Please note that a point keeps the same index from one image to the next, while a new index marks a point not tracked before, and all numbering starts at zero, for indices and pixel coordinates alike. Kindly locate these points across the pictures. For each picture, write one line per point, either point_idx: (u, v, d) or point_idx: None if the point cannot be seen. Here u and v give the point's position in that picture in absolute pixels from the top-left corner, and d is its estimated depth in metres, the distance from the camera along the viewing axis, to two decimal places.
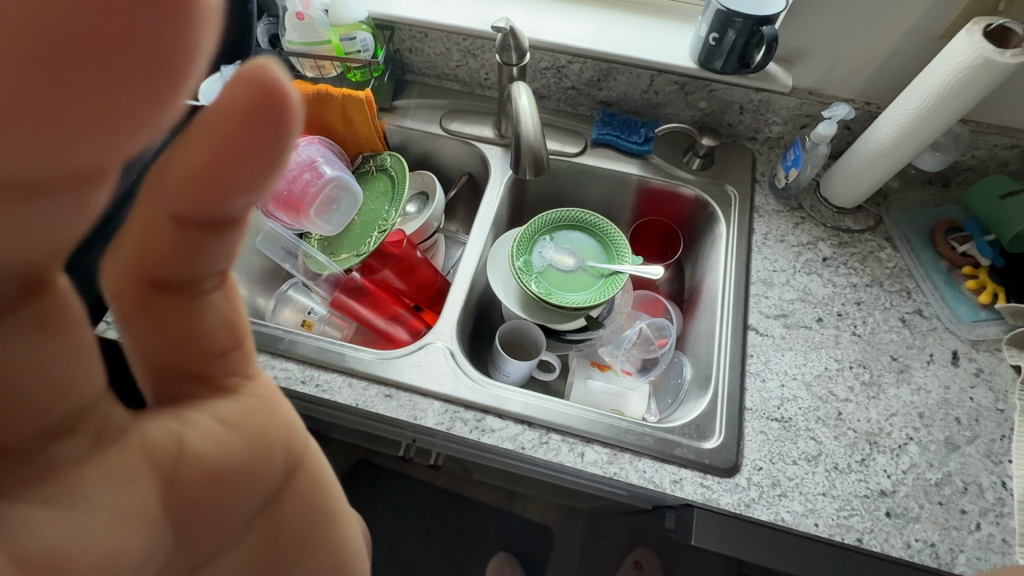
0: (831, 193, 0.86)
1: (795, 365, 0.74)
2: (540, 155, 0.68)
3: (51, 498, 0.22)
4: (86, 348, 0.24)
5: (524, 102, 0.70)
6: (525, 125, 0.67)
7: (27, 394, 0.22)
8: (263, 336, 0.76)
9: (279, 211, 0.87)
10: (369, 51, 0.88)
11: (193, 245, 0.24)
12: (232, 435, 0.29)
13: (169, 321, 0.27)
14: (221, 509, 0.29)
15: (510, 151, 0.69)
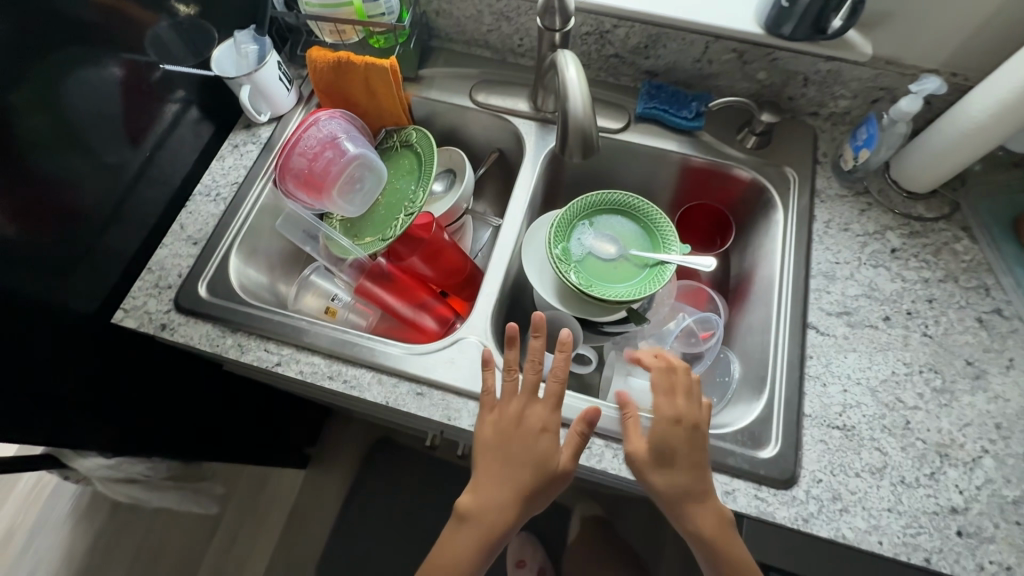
0: (903, 176, 0.78)
1: (859, 368, 0.68)
2: (590, 136, 0.62)
3: None
4: None
5: (571, 75, 0.63)
6: (574, 101, 0.61)
7: None
8: (287, 327, 0.71)
9: (298, 189, 0.82)
10: (394, 14, 0.81)
11: None
12: None
13: None
14: None
15: (557, 132, 0.63)
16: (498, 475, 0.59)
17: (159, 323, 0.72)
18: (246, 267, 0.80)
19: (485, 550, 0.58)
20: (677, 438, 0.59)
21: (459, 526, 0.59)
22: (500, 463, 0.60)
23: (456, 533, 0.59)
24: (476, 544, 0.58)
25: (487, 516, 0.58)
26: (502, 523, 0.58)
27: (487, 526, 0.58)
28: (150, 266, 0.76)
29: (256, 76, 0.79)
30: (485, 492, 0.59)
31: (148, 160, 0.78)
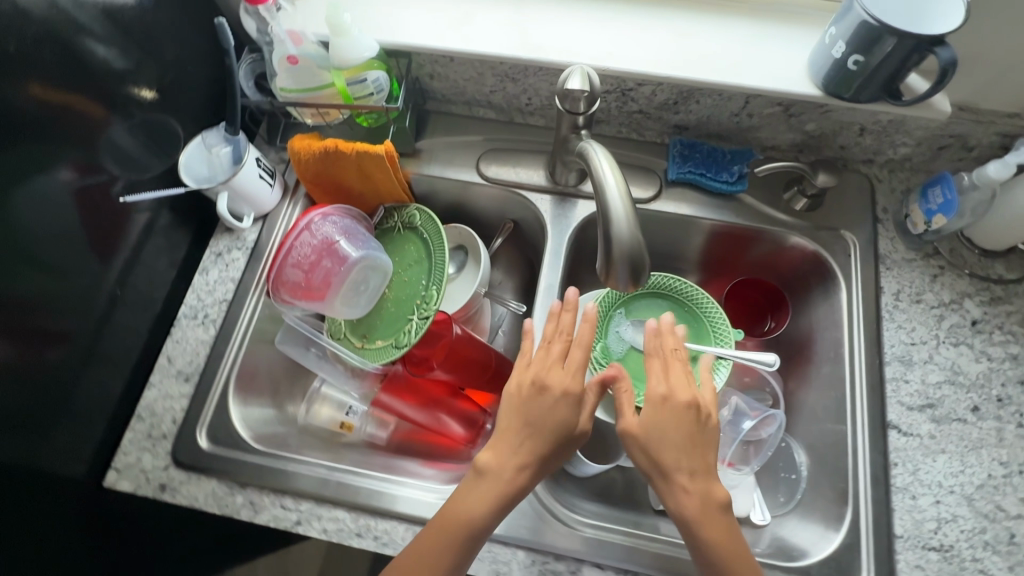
0: (978, 234, 0.69)
1: (951, 474, 0.61)
2: (640, 268, 0.52)
3: None
4: None
5: (611, 181, 0.54)
6: (620, 230, 0.51)
7: None
8: (303, 479, 0.64)
9: (296, 299, 0.71)
10: (383, 92, 0.68)
11: None
12: None
13: None
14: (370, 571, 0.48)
15: (599, 256, 0.54)
16: (518, 436, 0.54)
17: (158, 484, 0.64)
18: (248, 402, 0.71)
19: (498, 510, 0.52)
20: (669, 422, 0.55)
21: (475, 478, 0.53)
22: (520, 425, 0.55)
23: (470, 488, 0.53)
24: (490, 500, 0.52)
25: (503, 473, 0.53)
26: (516, 487, 0.53)
27: (501, 487, 0.52)
28: (139, 414, 0.69)
29: (234, 182, 0.69)
30: (503, 450, 0.54)
31: (123, 291, 0.68)
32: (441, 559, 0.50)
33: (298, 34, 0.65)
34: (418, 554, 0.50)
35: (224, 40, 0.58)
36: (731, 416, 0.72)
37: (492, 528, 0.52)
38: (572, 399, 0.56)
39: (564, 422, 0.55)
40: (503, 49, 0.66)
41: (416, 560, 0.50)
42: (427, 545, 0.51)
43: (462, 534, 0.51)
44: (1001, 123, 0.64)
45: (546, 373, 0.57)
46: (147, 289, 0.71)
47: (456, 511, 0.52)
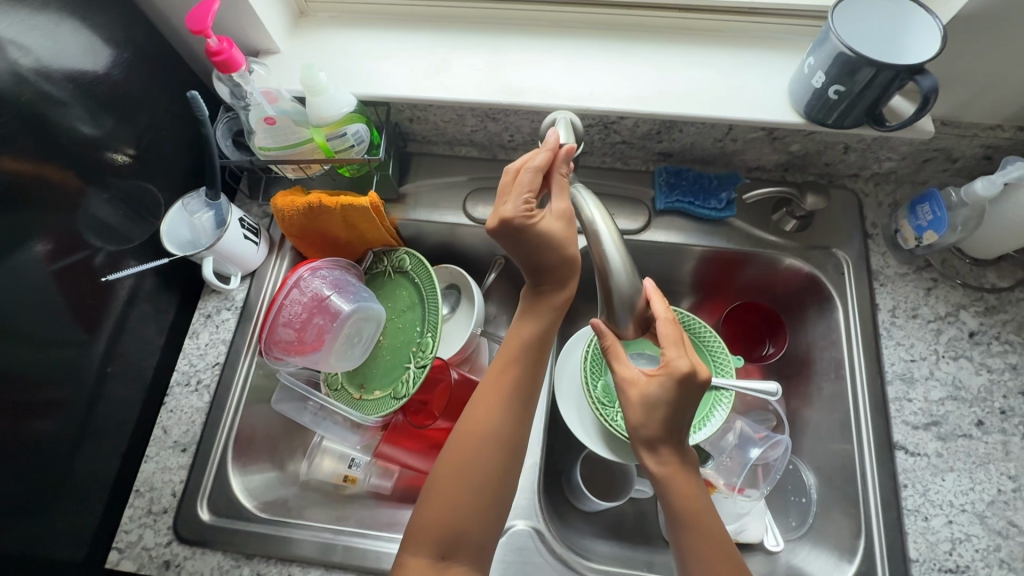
0: (968, 245, 0.69)
1: (961, 492, 0.60)
2: (639, 316, 0.52)
3: (425, 520, 0.52)
4: (426, 529, 0.51)
5: (595, 215, 0.52)
6: (621, 285, 0.49)
7: (425, 511, 0.52)
8: (310, 544, 0.63)
9: (290, 356, 0.69)
10: (364, 143, 0.67)
11: (432, 519, 0.52)
12: (432, 495, 0.53)
13: (422, 512, 0.53)
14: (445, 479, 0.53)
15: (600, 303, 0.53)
16: (518, 357, 0.58)
17: (162, 562, 0.63)
18: (247, 468, 0.70)
19: (514, 420, 0.56)
20: (657, 393, 0.51)
21: (485, 394, 0.57)
22: (519, 345, 0.59)
23: (482, 406, 0.56)
24: (503, 413, 0.56)
25: (511, 387, 0.57)
26: (523, 400, 0.57)
27: (511, 399, 0.56)
28: (137, 488, 0.67)
29: (219, 246, 0.68)
30: (507, 370, 0.58)
31: (111, 364, 0.66)
32: (468, 475, 0.53)
33: (271, 92, 0.64)
34: (442, 473, 0.54)
35: (198, 111, 0.57)
36: (737, 441, 0.71)
37: (511, 437, 0.55)
38: (553, 233, 0.54)
39: (528, 221, 0.53)
40: (482, 96, 0.66)
41: (441, 479, 0.54)
42: (450, 463, 0.54)
43: (481, 448, 0.54)
44: (984, 136, 0.65)
45: (516, 192, 0.53)
46: (136, 358, 0.69)
47: (472, 427, 0.55)
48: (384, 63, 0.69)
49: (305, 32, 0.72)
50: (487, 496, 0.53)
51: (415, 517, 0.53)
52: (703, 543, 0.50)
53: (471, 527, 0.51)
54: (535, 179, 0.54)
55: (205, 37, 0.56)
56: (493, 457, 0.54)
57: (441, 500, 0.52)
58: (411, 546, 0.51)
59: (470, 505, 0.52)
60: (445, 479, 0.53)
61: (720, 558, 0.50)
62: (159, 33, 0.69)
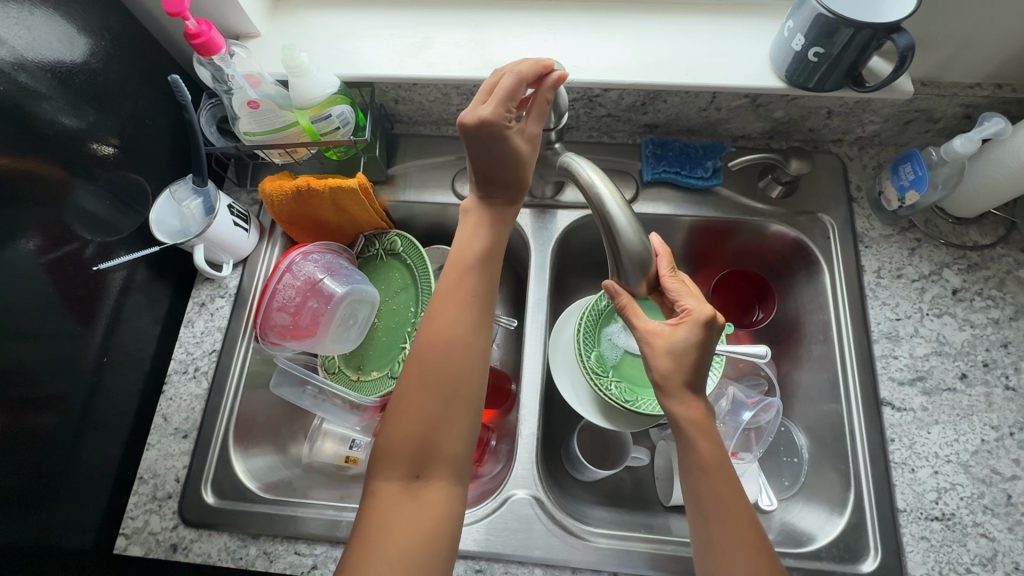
0: (950, 204, 0.71)
1: (946, 443, 0.62)
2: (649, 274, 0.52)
3: (393, 442, 0.52)
4: (395, 453, 0.51)
5: (596, 179, 0.53)
6: (632, 242, 0.49)
7: (393, 435, 0.52)
8: (315, 522, 0.64)
9: (287, 341, 0.70)
10: (350, 125, 0.67)
11: (399, 441, 0.52)
12: (398, 417, 0.53)
13: (388, 436, 0.52)
14: (409, 401, 0.53)
15: (609, 262, 0.53)
16: (472, 266, 0.58)
17: (169, 544, 0.64)
18: (249, 452, 0.71)
19: (473, 332, 0.56)
20: (684, 338, 0.51)
21: (442, 308, 0.56)
22: (470, 259, 0.59)
23: (440, 320, 0.56)
24: (461, 325, 0.56)
25: (468, 301, 0.57)
26: (481, 311, 0.57)
27: (467, 311, 0.56)
28: (141, 475, 0.68)
29: (208, 233, 0.68)
30: (457, 282, 0.58)
31: (109, 355, 0.67)
32: (434, 388, 0.53)
33: (254, 75, 0.63)
34: (408, 392, 0.53)
35: (181, 96, 0.56)
36: (729, 406, 0.72)
37: (472, 349, 0.55)
38: (517, 149, 0.56)
39: (505, 130, 0.53)
40: (465, 72, 0.66)
41: (409, 396, 0.53)
42: (414, 381, 0.54)
43: (444, 361, 0.54)
44: (964, 95, 0.65)
45: (497, 96, 0.52)
46: (133, 348, 0.69)
47: (432, 343, 0.55)
48: (367, 43, 0.69)
49: (286, 15, 0.72)
50: (456, 408, 0.53)
51: (385, 442, 0.52)
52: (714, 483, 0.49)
53: (441, 441, 0.52)
54: (517, 88, 0.53)
55: (183, 20, 0.55)
56: (456, 367, 0.54)
57: (406, 420, 0.52)
58: (382, 471, 0.51)
59: (437, 418, 0.52)
60: (414, 399, 0.53)
61: (733, 495, 0.49)
62: (137, 21, 0.68)
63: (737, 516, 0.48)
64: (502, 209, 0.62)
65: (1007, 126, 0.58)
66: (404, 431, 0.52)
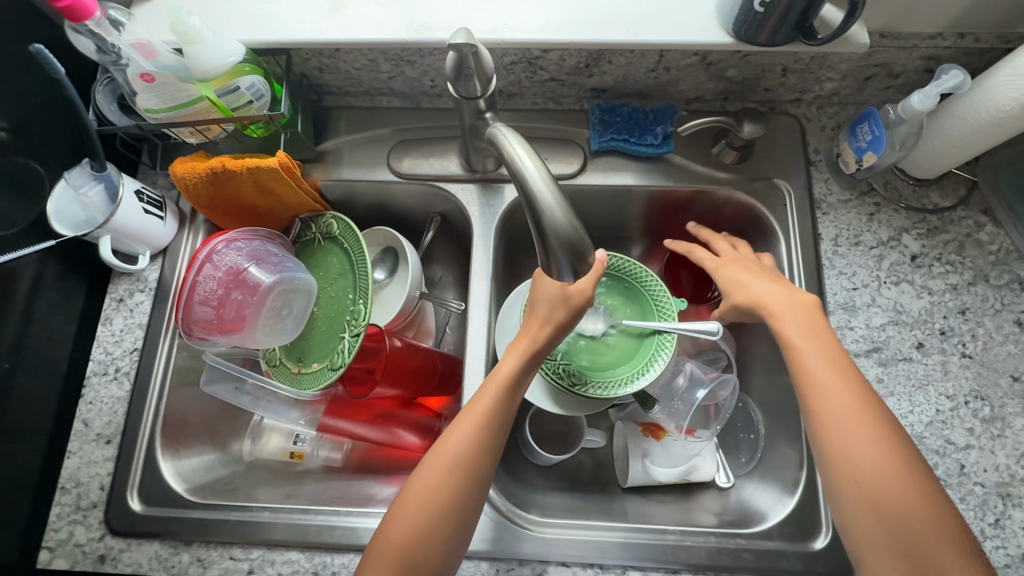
0: (911, 165, 0.67)
1: (901, 415, 0.60)
2: (584, 258, 0.47)
3: (394, 521, 0.50)
4: (399, 538, 0.49)
5: (524, 157, 0.48)
6: (555, 216, 0.45)
7: (397, 518, 0.50)
8: (249, 525, 0.61)
9: (212, 336, 0.65)
10: (265, 98, 0.62)
11: (400, 524, 0.50)
12: (408, 499, 0.51)
13: (396, 513, 0.50)
14: (422, 483, 0.51)
15: (538, 247, 0.48)
16: (505, 392, 0.54)
17: (97, 556, 0.61)
18: (180, 454, 0.67)
19: (488, 454, 0.52)
20: (754, 271, 0.62)
21: (468, 410, 0.54)
22: (506, 380, 0.55)
23: (464, 424, 0.53)
24: (477, 433, 0.52)
25: (499, 396, 0.54)
26: (501, 411, 0.54)
27: (487, 442, 0.53)
28: (63, 485, 0.63)
29: (113, 222, 0.62)
30: (480, 406, 0.54)
31: (16, 359, 0.61)
32: (450, 468, 0.51)
33: (146, 44, 0.56)
34: (419, 478, 0.52)
35: (50, 69, 0.51)
36: (686, 383, 0.69)
37: (483, 459, 0.52)
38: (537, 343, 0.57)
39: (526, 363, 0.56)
40: (387, 34, 0.60)
41: (419, 482, 0.51)
42: (426, 477, 0.51)
43: (461, 468, 0.51)
44: (924, 47, 0.61)
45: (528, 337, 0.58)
46: (44, 350, 0.64)
47: (449, 446, 0.52)
48: (278, 4, 0.62)
49: None
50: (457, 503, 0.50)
51: (388, 523, 0.50)
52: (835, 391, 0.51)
53: (455, 523, 0.50)
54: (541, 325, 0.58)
55: None
56: (467, 473, 0.51)
57: (415, 510, 0.50)
58: (374, 555, 0.49)
59: (444, 515, 0.50)
60: (421, 487, 0.51)
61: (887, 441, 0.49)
62: None
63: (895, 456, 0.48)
64: (539, 328, 0.57)
65: (965, 80, 0.55)
66: (411, 517, 0.50)
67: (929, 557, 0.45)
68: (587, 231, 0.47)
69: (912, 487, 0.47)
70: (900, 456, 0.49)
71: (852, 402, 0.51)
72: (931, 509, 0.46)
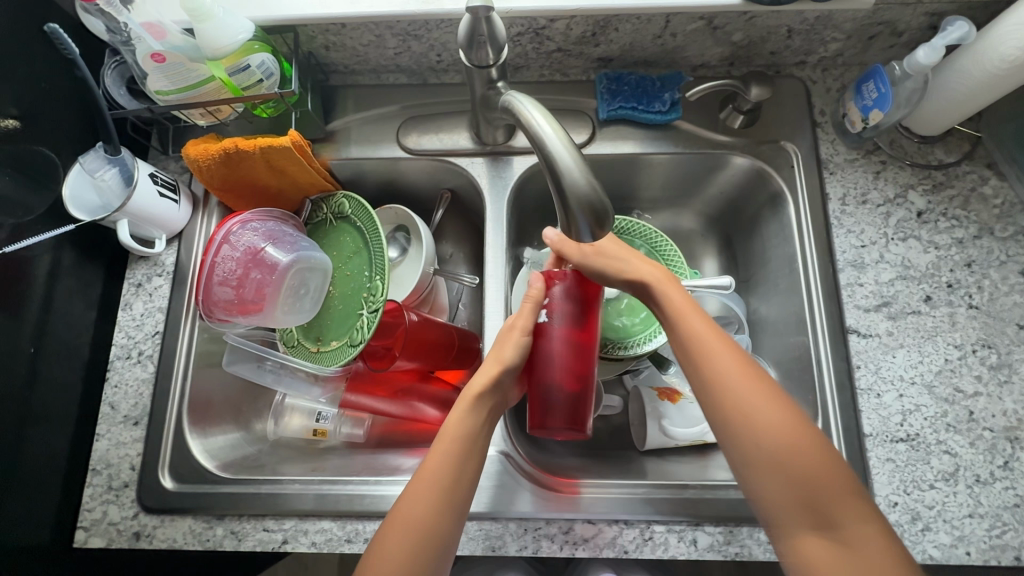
0: (915, 121, 0.68)
1: (911, 365, 0.62)
2: (599, 221, 0.47)
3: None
4: None
5: (541, 122, 0.49)
6: (573, 177, 0.46)
7: None
8: (281, 497, 0.62)
9: (234, 317, 0.66)
10: (274, 77, 0.61)
11: None
12: (364, 573, 0.47)
13: None
14: (381, 556, 0.47)
15: (557, 210, 0.49)
16: (455, 448, 0.51)
17: (132, 533, 0.62)
18: (206, 433, 0.69)
19: (443, 518, 0.49)
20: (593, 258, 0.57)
21: (422, 475, 0.50)
22: (454, 434, 0.52)
23: (419, 490, 0.50)
24: (432, 496, 0.49)
25: (449, 454, 0.51)
26: (455, 469, 0.50)
27: (448, 506, 0.49)
28: (93, 467, 0.64)
29: (130, 206, 0.63)
30: (436, 465, 0.50)
31: (42, 344, 0.62)
32: (406, 535, 0.48)
33: (155, 25, 0.56)
34: (380, 551, 0.48)
35: (64, 48, 0.52)
36: None
37: (437, 524, 0.49)
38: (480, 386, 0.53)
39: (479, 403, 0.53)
40: (396, 7, 0.62)
41: (377, 556, 0.48)
42: (383, 548, 0.48)
43: (418, 536, 0.48)
44: (928, 2, 0.62)
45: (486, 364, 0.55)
46: (68, 335, 0.64)
47: (404, 516, 0.49)
48: None
49: None
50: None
51: None
52: (745, 388, 0.50)
53: None
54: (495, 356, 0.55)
55: None
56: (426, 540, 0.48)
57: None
58: None
59: None
60: (380, 562, 0.47)
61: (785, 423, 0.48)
62: None
63: (783, 431, 0.48)
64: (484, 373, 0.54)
65: (971, 31, 0.56)
66: None
67: (835, 517, 0.46)
68: (606, 194, 0.47)
69: (810, 445, 0.48)
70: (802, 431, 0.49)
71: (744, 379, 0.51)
72: (828, 465, 0.48)
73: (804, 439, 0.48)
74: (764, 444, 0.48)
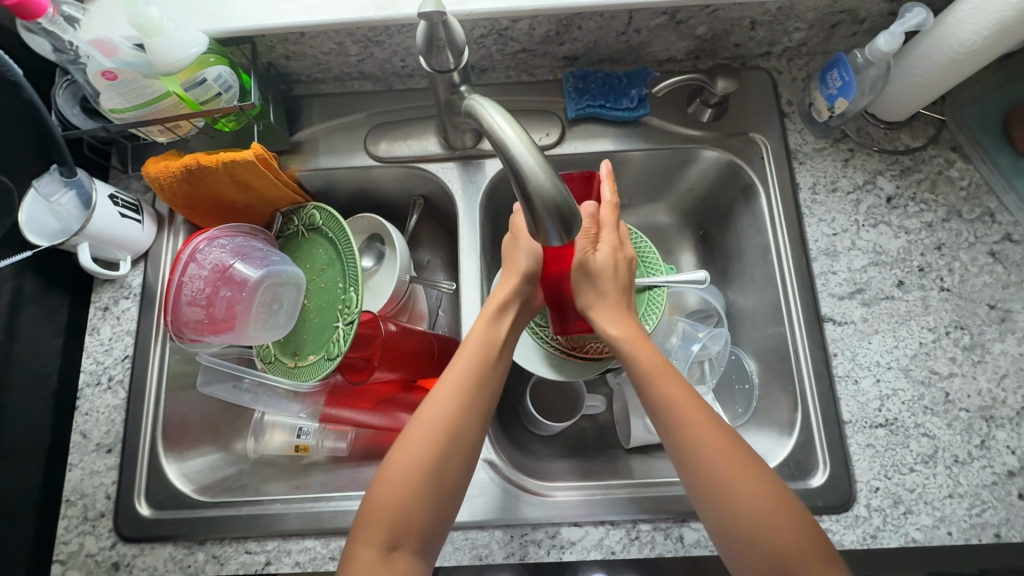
0: (880, 107, 0.68)
1: (886, 351, 0.62)
2: (566, 223, 0.46)
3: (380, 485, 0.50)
4: (391, 497, 0.49)
5: (504, 125, 0.48)
6: (539, 180, 0.45)
7: (383, 485, 0.50)
8: (262, 518, 0.61)
9: (205, 336, 0.64)
10: (233, 89, 0.60)
11: (392, 485, 0.50)
12: (394, 462, 0.51)
13: (387, 477, 0.51)
14: (412, 443, 0.52)
15: (524, 214, 0.48)
16: (480, 346, 0.57)
17: (110, 564, 0.60)
18: (184, 456, 0.67)
19: (471, 408, 0.54)
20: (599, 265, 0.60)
21: (450, 374, 0.56)
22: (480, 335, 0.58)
23: (446, 386, 0.55)
24: (460, 389, 0.54)
25: (474, 352, 0.57)
26: (479, 368, 0.56)
27: (476, 397, 0.55)
28: (67, 497, 0.63)
29: (90, 228, 0.61)
30: (463, 364, 0.56)
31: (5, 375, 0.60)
32: (435, 424, 0.52)
33: (103, 41, 0.54)
34: (411, 438, 0.52)
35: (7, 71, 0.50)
36: (681, 340, 0.70)
37: (466, 414, 0.53)
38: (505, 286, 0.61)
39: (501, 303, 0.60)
40: (352, 14, 0.60)
41: (410, 440, 0.52)
42: (414, 434, 0.52)
43: (447, 424, 0.52)
44: None
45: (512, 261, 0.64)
46: (34, 365, 0.63)
47: (432, 408, 0.53)
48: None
49: None
50: (448, 458, 0.51)
51: (381, 482, 0.51)
52: (743, 484, 0.48)
53: (444, 477, 0.51)
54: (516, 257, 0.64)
55: None
56: (456, 428, 0.53)
57: (403, 468, 0.51)
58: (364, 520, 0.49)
59: (434, 471, 0.50)
60: (412, 447, 0.51)
61: (765, 500, 0.48)
62: None
63: (768, 514, 0.47)
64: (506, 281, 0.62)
65: (928, 17, 0.56)
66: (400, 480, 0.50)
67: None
68: (573, 196, 0.47)
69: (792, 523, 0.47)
70: (779, 499, 0.48)
71: (745, 477, 0.48)
72: (807, 535, 0.47)
73: (795, 526, 0.47)
74: (752, 528, 0.47)
